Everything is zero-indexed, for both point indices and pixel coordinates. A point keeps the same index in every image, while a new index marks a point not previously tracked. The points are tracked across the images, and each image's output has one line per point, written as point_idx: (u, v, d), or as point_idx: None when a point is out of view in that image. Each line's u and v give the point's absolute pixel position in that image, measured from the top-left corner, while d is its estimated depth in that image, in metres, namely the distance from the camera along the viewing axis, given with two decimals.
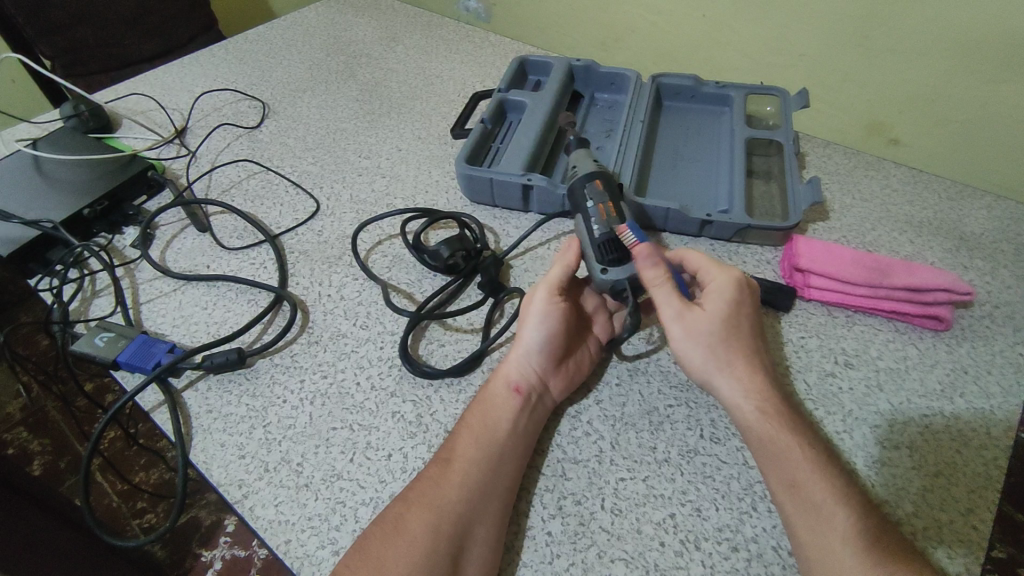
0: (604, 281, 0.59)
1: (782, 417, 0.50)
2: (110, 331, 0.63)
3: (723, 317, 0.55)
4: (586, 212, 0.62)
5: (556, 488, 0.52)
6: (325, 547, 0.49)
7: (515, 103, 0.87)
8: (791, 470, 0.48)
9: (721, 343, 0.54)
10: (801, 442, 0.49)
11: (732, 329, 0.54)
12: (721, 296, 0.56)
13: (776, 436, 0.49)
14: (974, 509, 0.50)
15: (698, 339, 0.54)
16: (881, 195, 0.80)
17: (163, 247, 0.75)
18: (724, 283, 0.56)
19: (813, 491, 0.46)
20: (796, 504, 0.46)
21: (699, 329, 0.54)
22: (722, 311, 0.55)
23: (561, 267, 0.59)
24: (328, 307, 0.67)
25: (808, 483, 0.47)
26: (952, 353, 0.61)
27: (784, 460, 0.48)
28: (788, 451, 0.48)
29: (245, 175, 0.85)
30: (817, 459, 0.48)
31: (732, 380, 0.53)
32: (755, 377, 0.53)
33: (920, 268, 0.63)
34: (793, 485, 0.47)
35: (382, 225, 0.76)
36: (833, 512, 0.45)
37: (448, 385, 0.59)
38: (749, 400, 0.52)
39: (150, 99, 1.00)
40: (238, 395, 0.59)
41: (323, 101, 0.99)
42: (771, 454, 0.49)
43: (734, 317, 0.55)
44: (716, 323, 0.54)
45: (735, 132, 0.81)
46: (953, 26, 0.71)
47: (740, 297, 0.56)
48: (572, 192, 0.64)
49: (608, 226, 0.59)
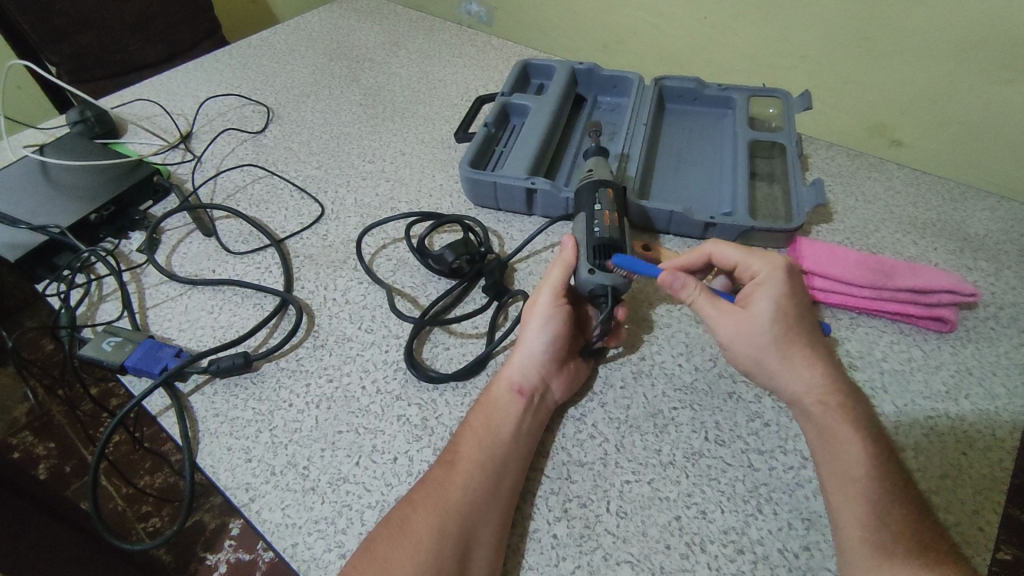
0: (588, 282, 0.58)
1: (843, 408, 0.50)
2: (117, 336, 0.63)
3: (777, 313, 0.54)
4: (590, 213, 0.62)
5: (561, 491, 0.52)
6: (332, 550, 0.49)
7: (518, 107, 0.87)
8: (847, 465, 0.48)
9: (782, 338, 0.53)
10: (858, 434, 0.49)
11: (788, 322, 0.53)
12: (770, 289, 0.55)
13: (834, 428, 0.50)
14: (980, 510, 0.50)
15: (756, 338, 0.53)
16: (884, 197, 0.80)
17: (169, 251, 0.75)
18: (773, 275, 0.56)
19: (856, 481, 0.47)
20: (839, 493, 0.47)
21: (756, 330, 0.53)
22: (773, 306, 0.54)
23: (561, 270, 0.58)
24: (333, 311, 0.67)
25: (853, 473, 0.47)
26: (957, 354, 0.61)
27: (840, 452, 0.49)
28: (842, 442, 0.49)
29: (249, 179, 0.86)
30: (868, 448, 0.48)
31: (792, 376, 0.52)
32: (815, 368, 0.52)
33: (923, 270, 0.64)
34: (841, 476, 0.48)
35: (386, 229, 0.77)
36: (859, 505, 0.46)
37: (453, 389, 0.59)
38: (809, 394, 0.52)
39: (155, 104, 1.01)
40: (244, 398, 0.60)
41: (326, 105, 0.99)
42: (830, 446, 0.49)
43: (789, 310, 0.54)
44: (771, 320, 0.53)
45: (737, 134, 0.81)
46: (955, 28, 0.71)
47: (790, 288, 0.55)
48: (582, 195, 0.65)
49: (609, 233, 0.60)
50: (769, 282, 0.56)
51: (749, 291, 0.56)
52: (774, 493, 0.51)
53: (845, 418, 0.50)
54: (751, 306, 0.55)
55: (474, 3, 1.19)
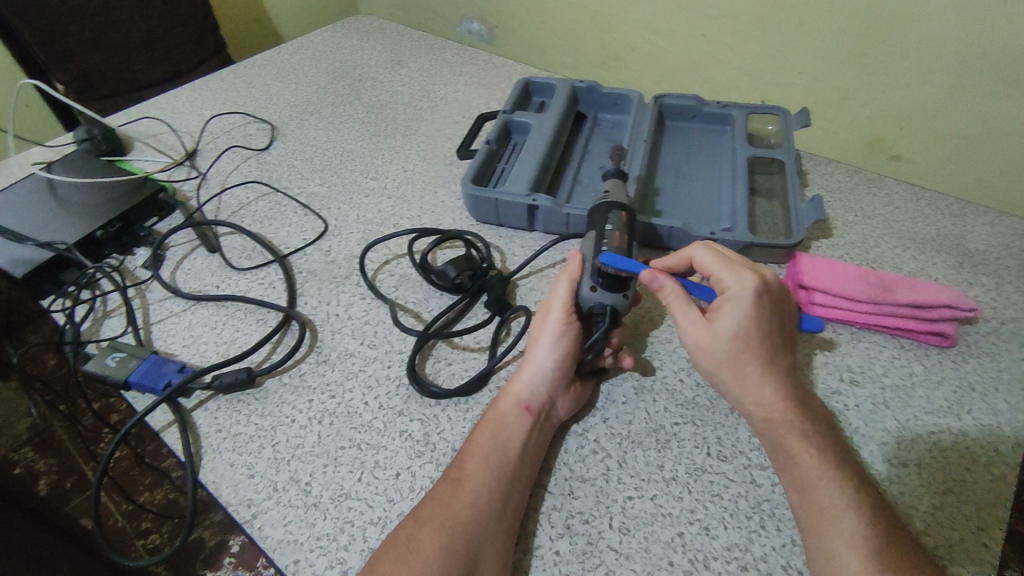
0: (589, 298, 0.59)
1: (801, 424, 0.51)
2: (121, 351, 0.63)
3: (739, 332, 0.53)
4: (602, 233, 0.63)
5: (564, 507, 0.52)
6: (334, 567, 0.49)
7: (520, 124, 0.88)
8: (800, 483, 0.48)
9: (738, 354, 0.53)
10: (816, 448, 0.49)
11: (748, 342, 0.53)
12: (737, 309, 0.53)
13: (784, 444, 0.50)
14: (984, 526, 0.50)
15: (717, 353, 0.54)
16: (883, 212, 0.81)
17: (174, 267, 0.76)
18: (741, 294, 0.54)
19: (822, 498, 0.47)
20: (803, 510, 0.47)
21: (716, 349, 0.54)
22: (736, 326, 0.53)
23: (567, 285, 0.59)
24: (335, 327, 0.68)
25: (814, 487, 0.47)
26: (958, 369, 0.61)
27: (797, 470, 0.49)
28: (795, 458, 0.49)
29: (254, 196, 0.87)
30: (830, 465, 0.48)
31: (749, 391, 0.53)
32: (772, 384, 0.52)
33: (923, 285, 0.64)
34: (801, 491, 0.48)
35: (389, 245, 0.77)
36: (845, 521, 0.45)
37: (455, 404, 0.59)
38: (759, 410, 0.52)
39: (161, 122, 1.02)
40: (247, 414, 0.60)
41: (330, 123, 1.01)
42: (783, 462, 0.50)
43: (752, 330, 0.53)
44: (732, 338, 0.53)
45: (736, 151, 0.82)
46: (953, 44, 0.72)
47: (760, 307, 0.53)
48: (595, 215, 0.66)
49: (614, 253, 0.60)
50: (735, 301, 0.54)
51: (716, 306, 0.55)
52: (778, 509, 0.51)
53: (800, 433, 0.50)
54: (715, 322, 0.54)
55: (475, 22, 1.22)
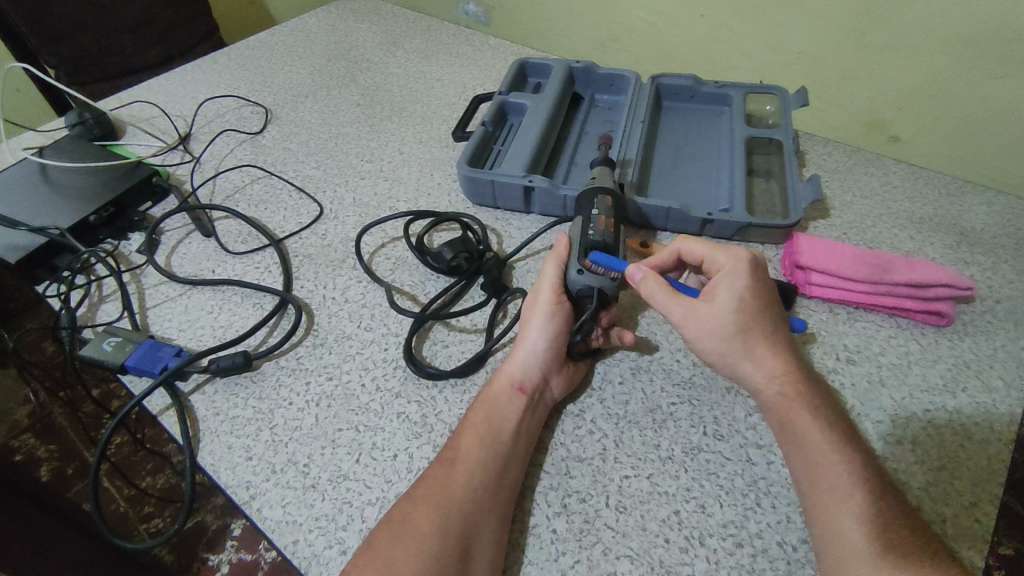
0: (577, 281, 0.59)
1: (802, 399, 0.51)
2: (116, 336, 0.63)
3: (741, 304, 0.53)
4: (586, 218, 0.63)
5: (561, 486, 0.52)
6: (332, 547, 0.49)
7: (515, 105, 0.87)
8: (810, 455, 0.48)
9: (744, 330, 0.53)
10: (819, 422, 0.50)
11: (750, 318, 0.53)
12: (736, 281, 0.55)
13: (792, 420, 0.50)
14: (979, 502, 0.50)
15: (721, 330, 0.53)
16: (881, 192, 0.81)
17: (168, 252, 0.75)
18: (736, 266, 0.56)
19: (831, 470, 0.47)
20: (811, 487, 0.47)
21: (720, 324, 0.53)
22: (738, 297, 0.54)
23: (554, 267, 0.59)
24: (332, 310, 0.67)
25: (822, 459, 0.48)
26: (954, 348, 0.61)
27: (807, 446, 0.49)
28: (803, 434, 0.49)
29: (249, 180, 0.86)
30: (836, 439, 0.49)
31: (755, 368, 0.53)
32: (779, 361, 0.53)
33: (921, 264, 0.64)
34: (810, 467, 0.48)
35: (385, 228, 0.77)
36: (850, 498, 0.45)
37: (452, 385, 0.59)
38: (771, 384, 0.52)
39: (153, 106, 1.01)
40: (244, 397, 0.60)
41: (324, 106, 1.00)
42: (791, 436, 0.50)
43: (751, 302, 0.54)
44: (735, 313, 0.53)
45: (734, 131, 0.81)
46: (953, 23, 0.71)
47: (755, 278, 0.55)
48: (581, 201, 0.66)
49: (602, 237, 0.61)
50: (732, 273, 0.55)
51: (714, 283, 0.56)
52: (774, 486, 0.51)
53: (807, 407, 0.51)
54: (715, 296, 0.54)
55: (471, 3, 1.20)
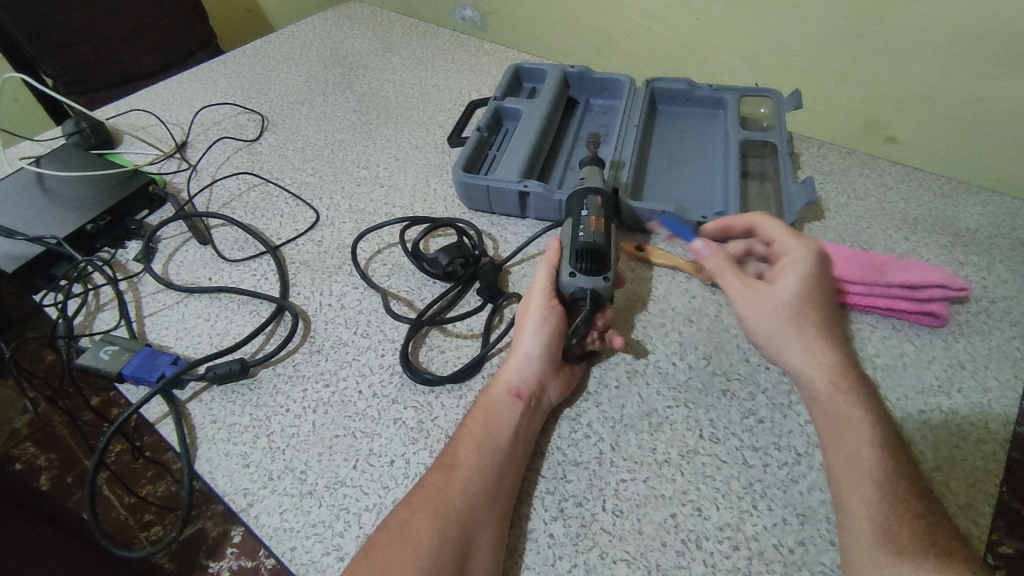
0: (570, 284, 0.59)
1: (851, 387, 0.52)
2: (114, 344, 0.63)
3: (803, 287, 0.57)
4: (577, 219, 0.64)
5: (557, 490, 0.52)
6: (329, 554, 0.49)
7: (510, 110, 0.88)
8: (847, 435, 0.50)
9: (797, 310, 0.56)
10: (866, 414, 0.50)
11: (807, 300, 0.57)
12: (798, 266, 0.58)
13: (837, 408, 0.51)
14: (974, 503, 0.50)
15: (776, 308, 0.57)
16: (875, 194, 0.81)
17: (165, 260, 0.76)
18: (801, 252, 0.59)
19: (865, 465, 0.48)
20: (840, 479, 0.48)
21: (775, 304, 0.57)
22: (797, 281, 0.57)
23: (546, 272, 0.60)
24: (329, 317, 0.68)
25: (859, 452, 0.48)
26: (949, 349, 0.61)
27: (846, 438, 0.50)
28: (845, 425, 0.50)
29: (245, 187, 0.86)
30: (874, 415, 0.50)
31: (804, 352, 0.55)
32: (826, 345, 0.55)
33: (914, 266, 0.64)
34: (846, 458, 0.49)
35: (381, 234, 0.77)
36: (869, 493, 0.46)
37: (449, 391, 0.60)
38: (823, 372, 0.54)
39: (150, 114, 1.02)
40: (242, 404, 0.60)
41: (321, 113, 1.00)
42: (836, 423, 0.51)
43: (808, 285, 0.57)
44: (789, 296, 0.57)
45: (728, 134, 0.82)
46: (946, 24, 0.72)
47: (815, 263, 0.59)
48: (572, 201, 0.66)
49: (591, 237, 0.61)
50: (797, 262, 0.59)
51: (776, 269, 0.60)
52: (769, 489, 0.51)
53: (854, 399, 0.51)
54: (784, 275, 0.58)
55: (467, 8, 1.20)
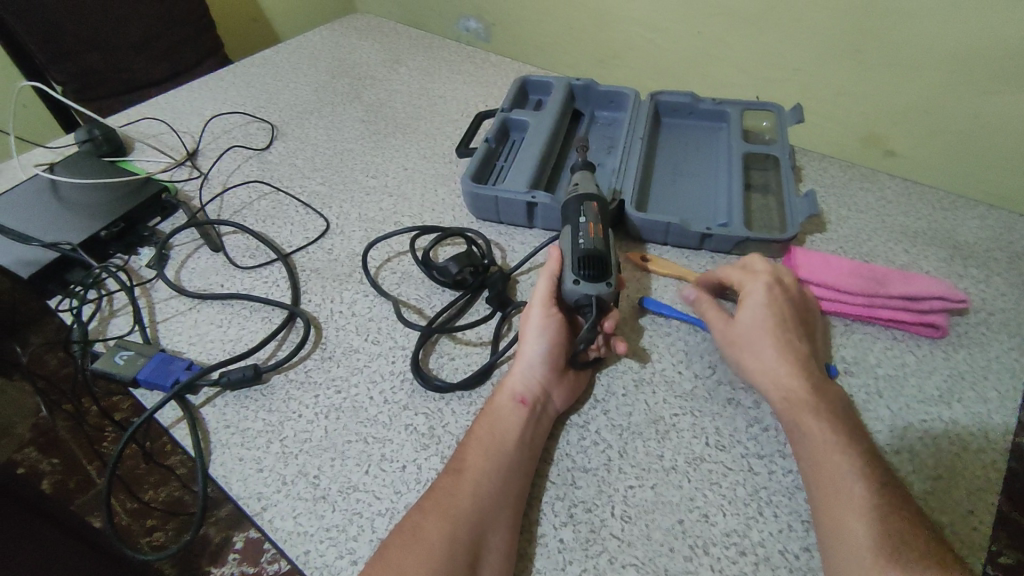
0: (573, 291, 0.60)
1: (811, 403, 0.54)
2: (129, 349, 0.64)
3: (757, 317, 0.60)
4: (575, 226, 0.65)
5: (567, 496, 0.53)
6: (343, 557, 0.50)
7: (518, 122, 0.89)
8: (817, 455, 0.51)
9: (756, 339, 0.59)
10: (827, 426, 0.52)
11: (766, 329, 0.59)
12: (755, 299, 0.61)
13: (801, 423, 0.53)
14: (975, 511, 0.51)
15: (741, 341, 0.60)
16: (875, 207, 0.82)
17: (178, 267, 0.77)
18: (756, 286, 0.62)
19: (839, 474, 0.49)
20: (818, 486, 0.49)
21: (739, 337, 0.60)
22: (754, 314, 0.60)
23: (547, 281, 0.61)
24: (340, 324, 0.69)
25: (829, 461, 0.50)
26: (949, 359, 0.63)
27: (815, 447, 0.51)
28: (812, 438, 0.52)
29: (256, 195, 0.87)
30: (838, 430, 0.52)
31: (761, 372, 0.57)
32: (783, 364, 0.57)
33: (914, 279, 0.66)
34: (818, 471, 0.50)
35: (391, 242, 0.78)
36: (854, 494, 0.48)
37: (459, 398, 0.61)
38: (777, 388, 0.56)
39: (161, 122, 1.03)
40: (255, 409, 0.61)
41: (330, 122, 1.01)
42: (800, 438, 0.53)
43: (767, 317, 0.60)
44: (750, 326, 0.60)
45: (731, 147, 0.83)
46: (943, 40, 0.74)
47: (773, 295, 0.61)
48: (567, 208, 0.67)
49: (592, 244, 0.62)
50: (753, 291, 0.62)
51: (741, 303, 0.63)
52: (775, 496, 0.52)
53: (817, 415, 0.53)
54: (742, 305, 0.62)
55: (472, 20, 1.22)
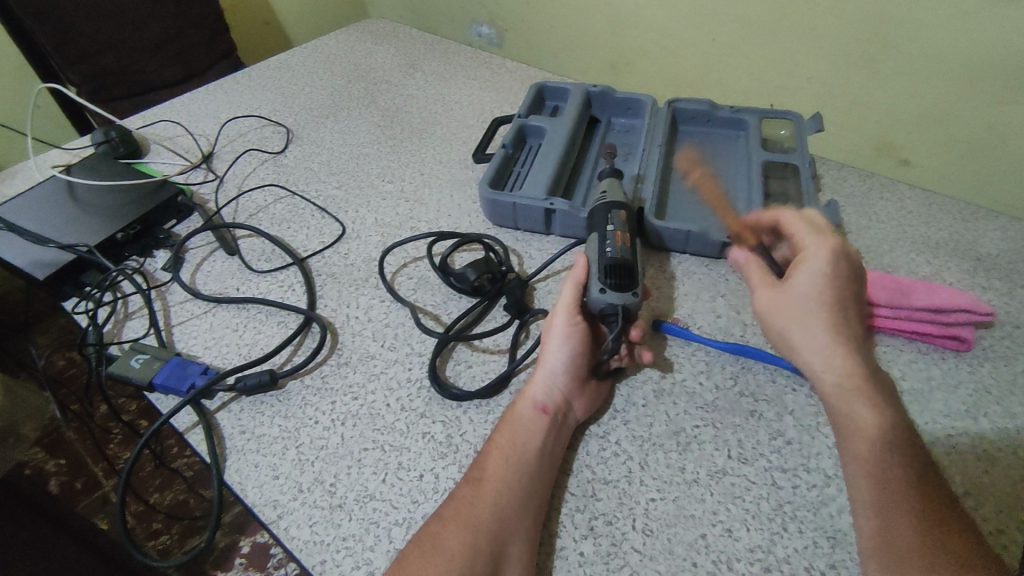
0: (600, 300, 0.60)
1: (863, 395, 0.51)
2: (145, 352, 0.64)
3: (813, 287, 0.56)
4: (603, 234, 0.65)
5: (587, 508, 0.52)
6: (360, 568, 0.49)
7: (534, 128, 0.89)
8: (862, 459, 0.49)
9: (811, 310, 0.55)
10: (877, 425, 0.50)
11: (822, 301, 0.55)
12: (813, 269, 0.57)
13: (849, 419, 0.51)
14: (1006, 530, 0.50)
15: (793, 311, 0.56)
16: (895, 217, 0.81)
17: (193, 270, 0.76)
18: (817, 253, 0.58)
19: (884, 477, 0.47)
20: (862, 487, 0.48)
21: (790, 307, 0.57)
22: (811, 284, 0.56)
23: (573, 288, 0.61)
24: (356, 329, 0.68)
25: (879, 462, 0.48)
26: (975, 373, 0.62)
27: (860, 441, 0.50)
28: (864, 436, 0.50)
29: (271, 199, 0.87)
30: (887, 429, 0.49)
31: (815, 349, 0.54)
32: (840, 347, 0.54)
33: (939, 289, 0.64)
34: (867, 470, 0.48)
35: (407, 248, 0.78)
36: (894, 494, 0.46)
37: (477, 406, 0.60)
38: (831, 370, 0.53)
39: (176, 124, 1.03)
40: (271, 415, 0.60)
41: (345, 127, 1.01)
42: (851, 432, 0.51)
43: (825, 288, 0.56)
44: (804, 296, 0.56)
45: (750, 155, 0.83)
46: (962, 51, 0.73)
47: (834, 264, 0.57)
48: (595, 216, 0.68)
49: (620, 253, 0.62)
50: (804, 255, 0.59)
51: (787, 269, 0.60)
52: (800, 511, 0.51)
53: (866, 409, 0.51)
54: (798, 276, 0.58)
55: (485, 25, 1.22)
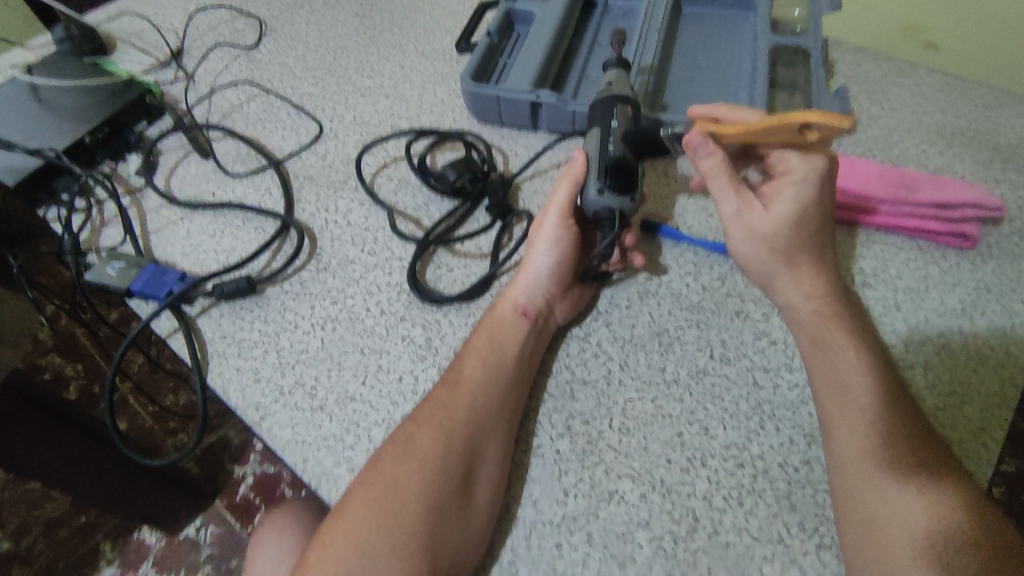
0: (595, 202, 0.56)
1: (837, 319, 0.51)
2: (121, 260, 0.63)
3: (797, 214, 0.53)
4: (606, 128, 0.59)
5: (565, 408, 0.52)
6: (341, 465, 0.51)
7: (523, 12, 0.81)
8: (828, 380, 0.48)
9: (793, 240, 0.53)
10: (851, 344, 0.49)
11: (802, 228, 0.53)
12: (801, 194, 0.53)
13: (829, 339, 0.50)
14: (987, 427, 0.50)
15: (772, 236, 0.53)
16: (911, 104, 0.75)
17: (167, 174, 0.74)
18: (807, 174, 0.54)
19: (859, 396, 0.46)
20: (832, 400, 0.47)
21: (771, 234, 0.53)
22: (795, 211, 0.53)
23: (566, 189, 0.57)
24: (335, 234, 0.66)
25: (853, 380, 0.47)
26: (976, 271, 0.59)
27: (833, 360, 0.49)
28: (838, 357, 0.49)
29: (246, 97, 0.83)
30: (861, 349, 0.49)
31: (791, 280, 0.53)
32: (817, 279, 0.53)
33: (947, 184, 0.61)
34: (836, 388, 0.47)
35: (387, 147, 0.74)
36: (863, 407, 0.46)
37: (457, 309, 0.59)
38: (808, 301, 0.52)
39: (143, 17, 0.96)
40: (250, 320, 0.60)
41: (322, 16, 0.94)
42: (822, 352, 0.50)
43: (810, 216, 0.53)
44: (788, 223, 0.53)
45: (758, 39, 0.76)
46: None
47: (821, 188, 0.54)
48: (598, 108, 0.61)
49: (621, 151, 0.57)
50: (804, 180, 0.54)
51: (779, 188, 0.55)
52: (779, 410, 0.51)
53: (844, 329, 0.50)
54: (779, 201, 0.54)
55: None
